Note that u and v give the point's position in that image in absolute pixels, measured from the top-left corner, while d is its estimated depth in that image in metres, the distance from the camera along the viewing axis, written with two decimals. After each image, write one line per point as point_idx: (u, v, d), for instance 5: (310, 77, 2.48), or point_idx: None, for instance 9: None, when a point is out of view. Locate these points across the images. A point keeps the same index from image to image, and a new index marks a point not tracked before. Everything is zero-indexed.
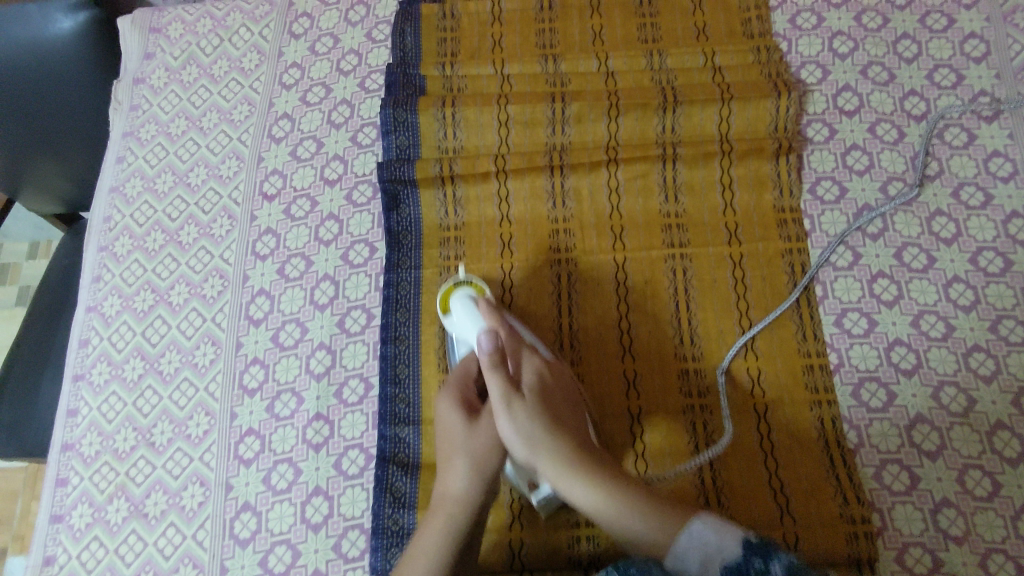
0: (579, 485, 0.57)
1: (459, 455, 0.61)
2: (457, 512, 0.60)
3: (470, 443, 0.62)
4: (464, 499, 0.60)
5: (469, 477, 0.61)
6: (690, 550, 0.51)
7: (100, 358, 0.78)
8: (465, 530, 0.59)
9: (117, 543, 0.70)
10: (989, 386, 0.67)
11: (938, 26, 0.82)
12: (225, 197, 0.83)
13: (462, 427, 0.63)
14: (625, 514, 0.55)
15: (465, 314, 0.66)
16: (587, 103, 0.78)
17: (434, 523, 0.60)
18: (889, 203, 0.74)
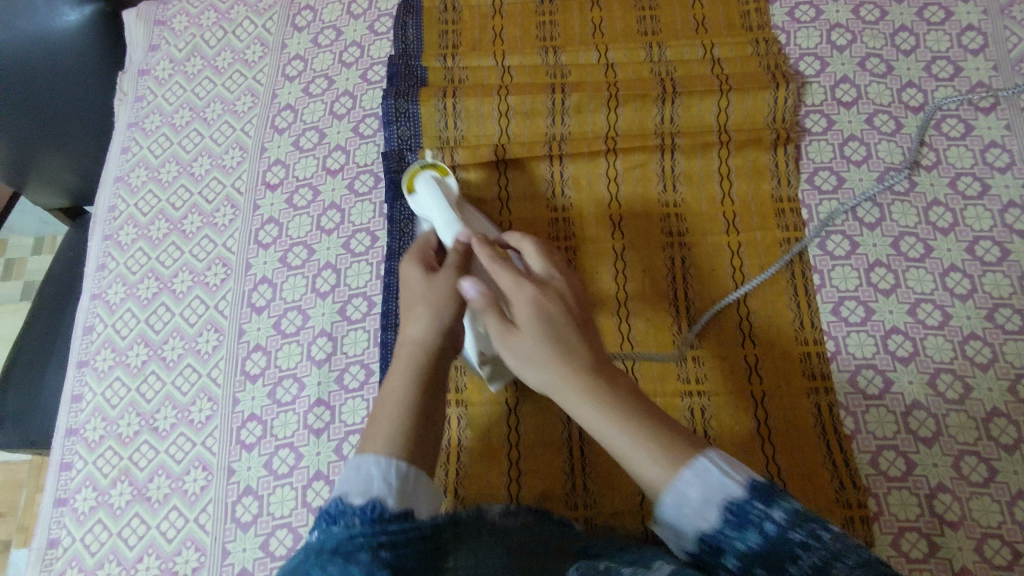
0: (591, 414, 0.53)
1: (421, 302, 0.60)
2: (422, 355, 0.59)
3: (433, 290, 0.60)
4: (428, 343, 0.59)
5: (432, 322, 0.59)
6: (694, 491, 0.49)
7: (104, 345, 0.79)
8: (431, 374, 0.58)
9: (120, 527, 0.71)
10: (986, 373, 0.68)
11: (936, 19, 0.82)
12: (228, 187, 0.84)
13: (420, 279, 0.61)
14: (636, 442, 0.51)
15: (428, 193, 0.71)
16: (586, 94, 0.78)
17: (400, 370, 0.59)
18: (879, 188, 0.75)
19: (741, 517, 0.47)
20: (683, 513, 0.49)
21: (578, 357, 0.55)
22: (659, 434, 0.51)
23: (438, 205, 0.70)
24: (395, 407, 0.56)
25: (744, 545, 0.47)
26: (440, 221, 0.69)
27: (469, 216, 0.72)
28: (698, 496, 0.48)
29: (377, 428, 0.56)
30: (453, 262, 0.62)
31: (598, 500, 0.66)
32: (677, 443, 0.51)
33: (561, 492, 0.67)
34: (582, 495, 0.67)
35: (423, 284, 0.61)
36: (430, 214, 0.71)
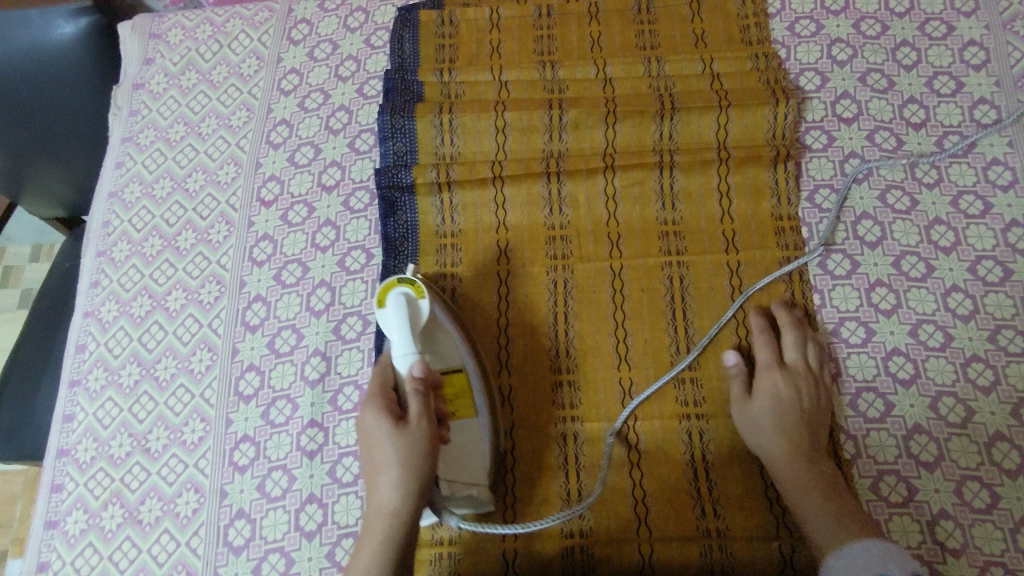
0: (802, 489, 0.62)
1: (390, 466, 0.59)
2: (394, 523, 0.58)
3: (402, 453, 0.59)
4: (400, 508, 0.59)
5: (402, 488, 0.59)
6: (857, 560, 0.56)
7: (97, 364, 0.78)
8: (404, 541, 0.59)
9: (111, 550, 0.70)
10: (988, 397, 0.67)
11: (937, 34, 0.81)
12: (223, 204, 0.83)
13: (388, 437, 0.59)
14: (828, 515, 0.60)
15: (397, 319, 0.63)
16: (584, 110, 0.78)
17: (372, 535, 0.59)
18: (846, 180, 0.76)
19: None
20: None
21: (804, 440, 0.65)
22: (846, 510, 0.60)
23: (401, 334, 0.63)
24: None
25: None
26: (400, 354, 0.63)
27: (441, 335, 0.67)
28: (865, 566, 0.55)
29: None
30: (419, 414, 0.60)
31: (595, 526, 0.66)
32: (858, 518, 0.60)
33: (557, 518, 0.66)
34: (579, 521, 0.66)
35: (390, 446, 0.59)
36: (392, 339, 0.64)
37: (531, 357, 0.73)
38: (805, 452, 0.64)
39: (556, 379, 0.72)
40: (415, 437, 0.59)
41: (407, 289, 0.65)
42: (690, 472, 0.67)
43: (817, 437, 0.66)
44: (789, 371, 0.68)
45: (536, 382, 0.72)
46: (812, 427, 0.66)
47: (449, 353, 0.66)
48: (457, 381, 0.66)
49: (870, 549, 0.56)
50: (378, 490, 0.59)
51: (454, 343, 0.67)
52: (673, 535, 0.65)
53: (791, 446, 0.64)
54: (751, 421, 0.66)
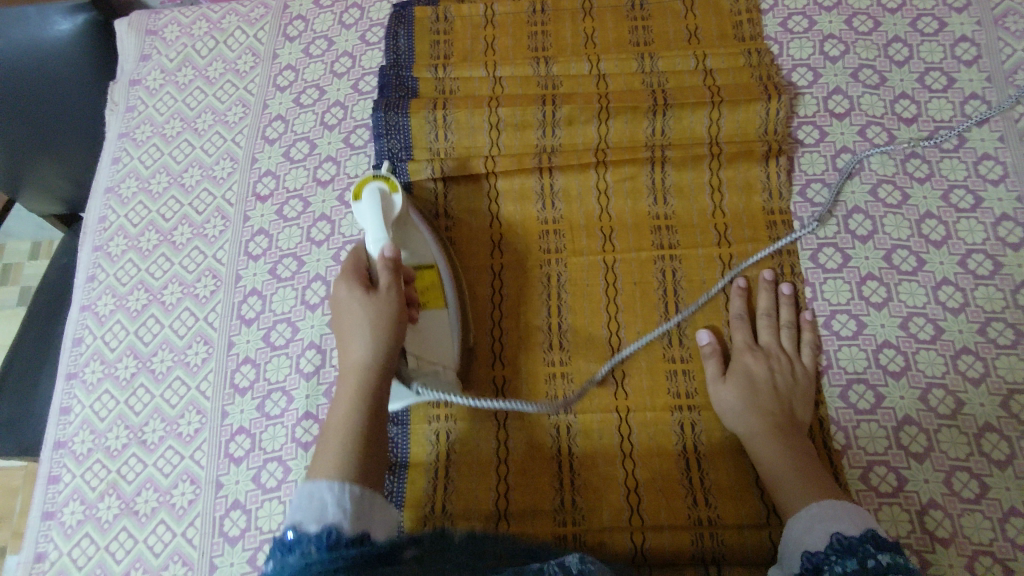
0: (774, 455, 0.63)
1: (361, 324, 0.59)
2: (367, 375, 0.58)
3: (373, 311, 0.60)
4: (372, 361, 0.58)
5: (374, 341, 0.59)
6: (814, 523, 0.57)
7: (93, 357, 0.79)
8: (378, 395, 0.57)
9: (107, 540, 0.71)
10: (978, 389, 0.67)
11: (929, 30, 0.82)
12: (219, 198, 0.84)
13: (360, 299, 0.60)
14: (794, 476, 0.61)
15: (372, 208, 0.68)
16: (577, 105, 0.78)
17: (345, 390, 0.58)
18: (839, 176, 0.76)
19: (851, 547, 0.54)
20: (803, 539, 0.57)
21: (774, 411, 0.66)
22: (813, 472, 0.62)
23: (374, 220, 0.68)
24: (341, 428, 0.55)
25: (841, 567, 0.53)
26: (372, 238, 0.67)
27: (412, 233, 0.71)
28: (822, 525, 0.57)
29: (324, 454, 0.54)
30: (390, 280, 0.62)
31: (587, 515, 0.66)
32: (825, 481, 0.61)
33: (550, 508, 0.67)
34: (572, 511, 0.66)
35: (362, 306, 0.60)
36: (366, 228, 0.68)
37: (525, 348, 0.73)
38: (775, 422, 0.66)
39: (550, 371, 0.72)
40: (387, 298, 0.61)
41: (382, 184, 0.70)
42: (682, 463, 0.68)
43: (789, 408, 0.67)
44: (758, 351, 0.70)
45: (530, 374, 0.72)
46: (784, 400, 0.67)
47: (420, 248, 0.71)
48: (428, 274, 0.70)
49: (828, 509, 0.58)
50: (349, 348, 0.59)
51: (424, 241, 0.71)
52: (664, 524, 0.65)
53: (761, 418, 0.66)
54: (727, 394, 0.68)
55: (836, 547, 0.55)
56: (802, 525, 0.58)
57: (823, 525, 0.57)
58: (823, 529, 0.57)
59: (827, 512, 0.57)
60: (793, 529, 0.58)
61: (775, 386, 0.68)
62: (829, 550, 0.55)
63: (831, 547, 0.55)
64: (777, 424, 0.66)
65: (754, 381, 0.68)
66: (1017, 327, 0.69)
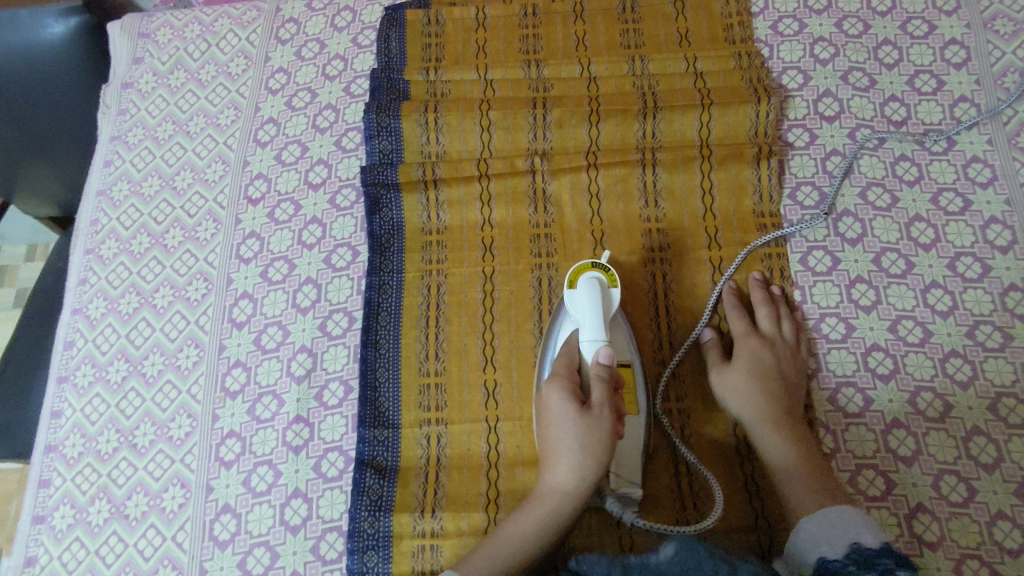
0: (782, 453, 0.63)
1: (571, 445, 0.62)
2: (565, 504, 0.61)
3: (583, 436, 0.62)
4: (573, 489, 0.61)
5: (580, 470, 0.61)
6: (829, 530, 0.57)
7: (84, 361, 0.79)
8: (563, 526, 0.61)
9: (98, 544, 0.71)
10: (966, 391, 0.67)
11: (919, 32, 0.82)
12: (210, 201, 0.84)
13: (574, 415, 0.62)
14: (798, 473, 0.61)
15: (590, 302, 0.67)
16: (568, 109, 0.79)
17: (537, 508, 0.62)
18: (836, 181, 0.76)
19: (868, 560, 0.52)
20: (815, 544, 0.57)
21: (778, 400, 0.66)
22: (817, 470, 0.62)
23: (591, 314, 0.66)
24: (516, 545, 0.60)
25: None
26: (587, 334, 0.66)
27: (619, 332, 0.69)
28: (839, 532, 0.56)
29: (489, 557, 0.59)
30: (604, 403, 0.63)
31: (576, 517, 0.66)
32: (829, 482, 0.61)
33: None
34: None
35: (575, 427, 0.62)
36: (580, 319, 0.67)
37: (514, 351, 0.73)
38: (778, 411, 0.65)
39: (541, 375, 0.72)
40: (599, 424, 0.62)
41: (602, 276, 0.68)
42: (671, 467, 0.67)
43: (793, 397, 0.67)
44: (764, 335, 0.70)
45: (521, 375, 0.72)
46: (787, 390, 0.67)
47: (623, 351, 0.68)
48: (628, 380, 0.67)
49: (845, 517, 0.57)
50: (554, 472, 0.62)
51: (626, 341, 0.69)
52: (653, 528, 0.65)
53: (765, 406, 0.66)
54: (729, 381, 0.68)
55: (856, 559, 0.53)
56: (814, 529, 0.57)
57: (846, 535, 0.56)
58: (842, 539, 0.55)
59: (839, 520, 0.57)
60: (804, 531, 0.58)
61: (778, 374, 0.68)
62: (848, 560, 0.53)
63: (848, 555, 0.54)
64: (783, 416, 0.65)
65: (757, 366, 0.68)
66: (1006, 331, 0.69)
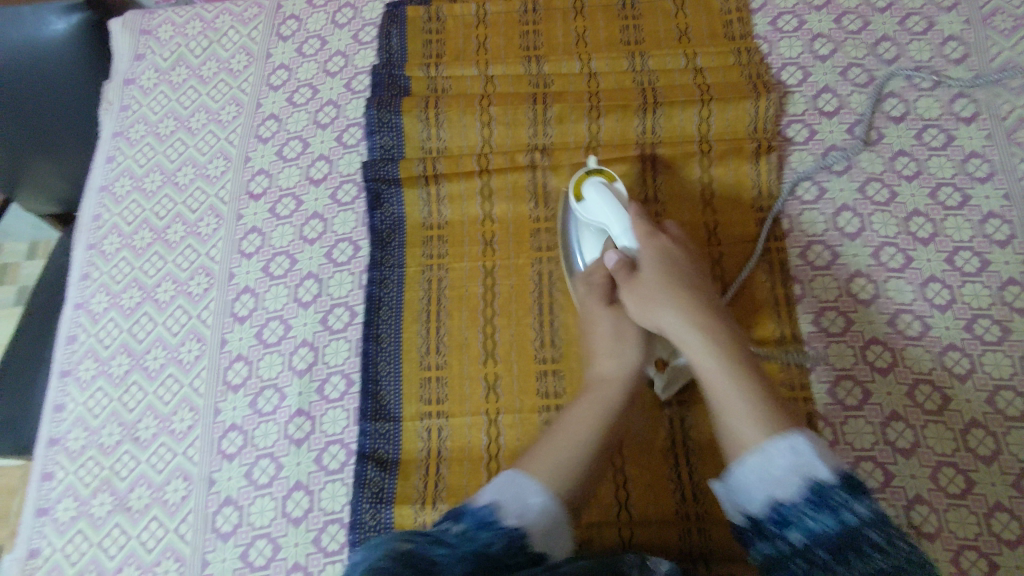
0: (728, 387, 0.56)
1: (611, 335, 0.67)
2: (618, 386, 0.63)
3: (619, 325, 0.67)
4: (621, 376, 0.64)
5: (623, 360, 0.65)
6: (779, 464, 0.49)
7: (87, 355, 0.79)
8: (619, 410, 0.62)
9: (101, 537, 0.71)
10: (964, 384, 0.68)
11: (918, 29, 0.82)
12: (212, 197, 0.84)
13: (608, 313, 0.68)
14: (746, 403, 0.55)
15: (606, 197, 0.70)
16: (568, 104, 0.79)
17: (588, 400, 0.62)
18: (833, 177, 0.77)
19: (824, 498, 0.47)
20: (762, 481, 0.50)
21: (696, 309, 0.63)
22: (747, 375, 0.57)
23: (617, 210, 0.69)
24: (573, 441, 0.59)
25: (816, 526, 0.46)
26: (620, 227, 0.69)
27: None
28: (788, 466, 0.49)
29: (546, 455, 0.57)
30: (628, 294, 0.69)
31: None
32: (761, 386, 0.57)
33: None
34: None
35: (609, 319, 0.68)
36: (605, 220, 0.70)
37: (515, 344, 0.73)
38: (697, 319, 0.63)
39: (541, 369, 0.72)
40: (629, 314, 0.68)
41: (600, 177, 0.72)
42: (670, 459, 0.68)
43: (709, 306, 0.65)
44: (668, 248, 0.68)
45: (521, 368, 0.72)
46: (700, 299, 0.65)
47: None
48: None
49: (797, 444, 0.50)
50: (602, 363, 0.65)
51: None
52: (653, 520, 0.66)
53: (683, 315, 0.63)
54: (642, 298, 0.65)
55: (808, 496, 0.47)
56: (764, 467, 0.50)
57: (798, 471, 0.48)
58: (795, 476, 0.48)
59: (790, 450, 0.50)
60: (750, 464, 0.51)
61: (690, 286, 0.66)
62: (802, 501, 0.47)
63: (803, 497, 0.47)
64: (705, 324, 0.62)
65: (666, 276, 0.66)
66: (1004, 324, 0.69)
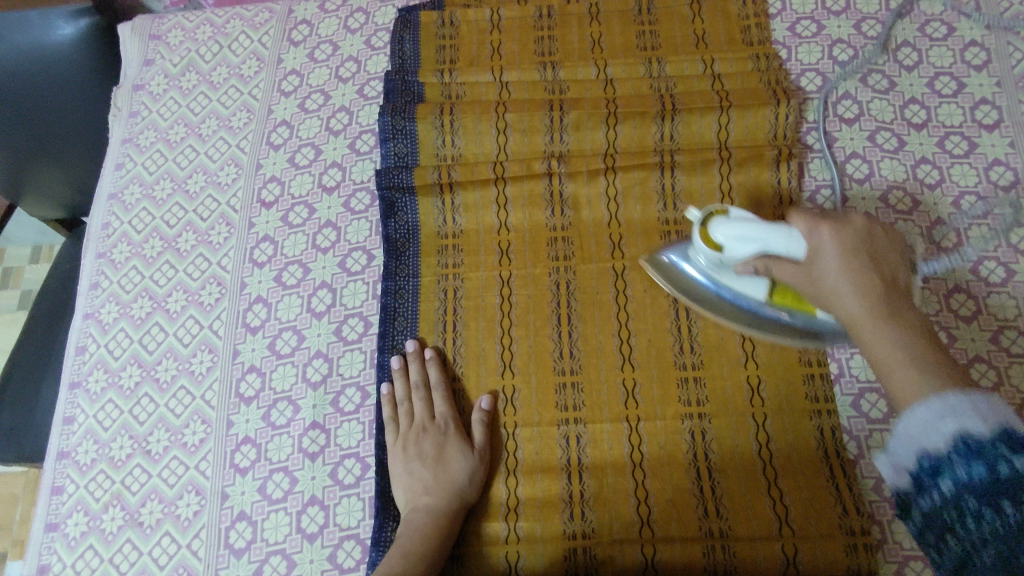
0: (892, 350, 0.47)
1: (455, 467, 0.66)
2: (443, 519, 0.64)
3: (463, 461, 0.67)
4: (451, 509, 0.65)
5: (456, 495, 0.66)
6: (932, 426, 0.42)
7: (97, 366, 0.78)
8: (439, 540, 0.63)
9: (112, 552, 0.70)
10: (991, 398, 0.66)
11: (938, 34, 0.81)
12: (223, 205, 0.83)
13: (455, 442, 0.68)
14: (916, 370, 0.46)
15: (734, 226, 0.61)
16: (585, 111, 0.78)
17: (416, 527, 0.63)
18: (854, 187, 0.76)
19: (976, 448, 0.40)
20: (916, 438, 0.43)
21: (877, 283, 0.51)
22: (929, 354, 0.47)
23: (754, 231, 0.59)
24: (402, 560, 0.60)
25: (963, 475, 0.40)
26: (765, 240, 0.57)
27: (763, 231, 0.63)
28: (941, 418, 0.42)
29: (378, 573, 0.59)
30: (482, 435, 0.69)
31: (597, 527, 0.66)
32: (947, 366, 0.46)
33: (560, 520, 0.66)
34: (581, 523, 0.66)
35: (455, 451, 0.67)
36: (746, 242, 0.59)
37: (532, 356, 0.72)
38: (874, 297, 0.50)
39: (560, 381, 0.71)
40: (478, 452, 0.68)
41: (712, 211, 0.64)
42: (692, 473, 0.66)
43: (896, 275, 0.52)
44: (843, 220, 0.54)
45: (539, 381, 0.71)
46: (885, 267, 0.52)
47: None
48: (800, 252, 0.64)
49: (951, 404, 0.42)
50: (432, 493, 0.65)
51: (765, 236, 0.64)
52: (675, 536, 0.64)
53: (856, 293, 0.51)
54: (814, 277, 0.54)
55: (959, 447, 0.41)
56: (919, 420, 0.43)
57: (942, 424, 0.42)
58: (942, 429, 0.42)
59: (942, 411, 0.42)
60: (908, 428, 0.44)
61: (874, 250, 0.53)
62: (950, 452, 0.41)
63: (954, 448, 0.41)
64: (886, 301, 0.50)
65: (841, 248, 0.52)
66: None
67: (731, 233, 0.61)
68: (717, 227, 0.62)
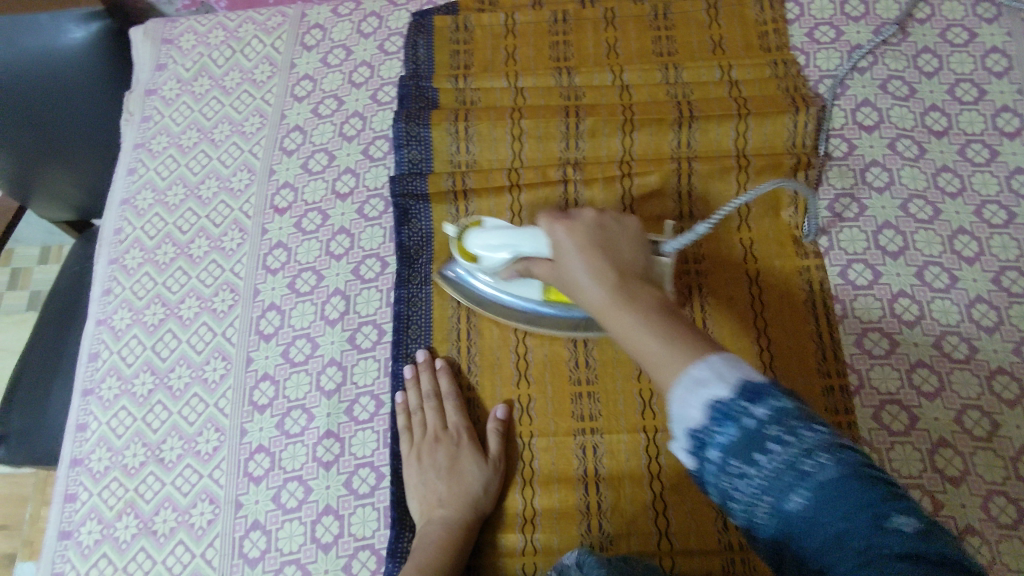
0: (636, 332, 0.45)
1: (468, 478, 0.66)
2: (458, 531, 0.64)
3: (476, 471, 0.67)
4: (465, 520, 0.64)
5: (469, 506, 0.65)
6: (690, 400, 0.40)
7: (110, 372, 0.78)
8: (454, 552, 0.63)
9: (126, 561, 0.69)
10: (1014, 410, 0.66)
11: (959, 40, 0.80)
12: (236, 211, 0.83)
13: (469, 453, 0.68)
14: (661, 346, 0.43)
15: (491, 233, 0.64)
16: (601, 118, 0.78)
17: (431, 539, 0.63)
18: (874, 196, 0.75)
19: (727, 408, 0.39)
20: (683, 418, 0.41)
21: (612, 268, 0.49)
22: (669, 324, 0.45)
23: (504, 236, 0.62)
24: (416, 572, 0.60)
25: (723, 439, 0.39)
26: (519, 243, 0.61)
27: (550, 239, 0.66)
28: (696, 389, 0.40)
29: None
30: (496, 445, 0.68)
31: (614, 539, 0.65)
32: (692, 334, 0.44)
33: (577, 532, 0.66)
34: (598, 535, 0.65)
35: (469, 461, 0.67)
36: (500, 249, 0.63)
37: (547, 366, 0.71)
38: (611, 282, 0.48)
39: (576, 391, 0.70)
40: (493, 463, 0.67)
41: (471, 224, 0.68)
42: None
43: (629, 256, 0.51)
44: (572, 217, 0.53)
45: (555, 390, 0.70)
46: (617, 253, 0.51)
47: None
48: None
49: (697, 375, 0.41)
50: (446, 504, 0.65)
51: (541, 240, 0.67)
52: (694, 549, 0.64)
53: (594, 282, 0.49)
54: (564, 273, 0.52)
55: (716, 413, 0.39)
56: (683, 397, 0.41)
57: (696, 396, 0.40)
58: (699, 399, 0.40)
59: (692, 385, 0.41)
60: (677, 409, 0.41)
61: (606, 238, 0.52)
62: (708, 420, 0.40)
63: (710, 416, 0.40)
64: (622, 283, 0.48)
65: (577, 242, 0.51)
66: None
67: (486, 242, 0.64)
68: (474, 239, 0.65)
